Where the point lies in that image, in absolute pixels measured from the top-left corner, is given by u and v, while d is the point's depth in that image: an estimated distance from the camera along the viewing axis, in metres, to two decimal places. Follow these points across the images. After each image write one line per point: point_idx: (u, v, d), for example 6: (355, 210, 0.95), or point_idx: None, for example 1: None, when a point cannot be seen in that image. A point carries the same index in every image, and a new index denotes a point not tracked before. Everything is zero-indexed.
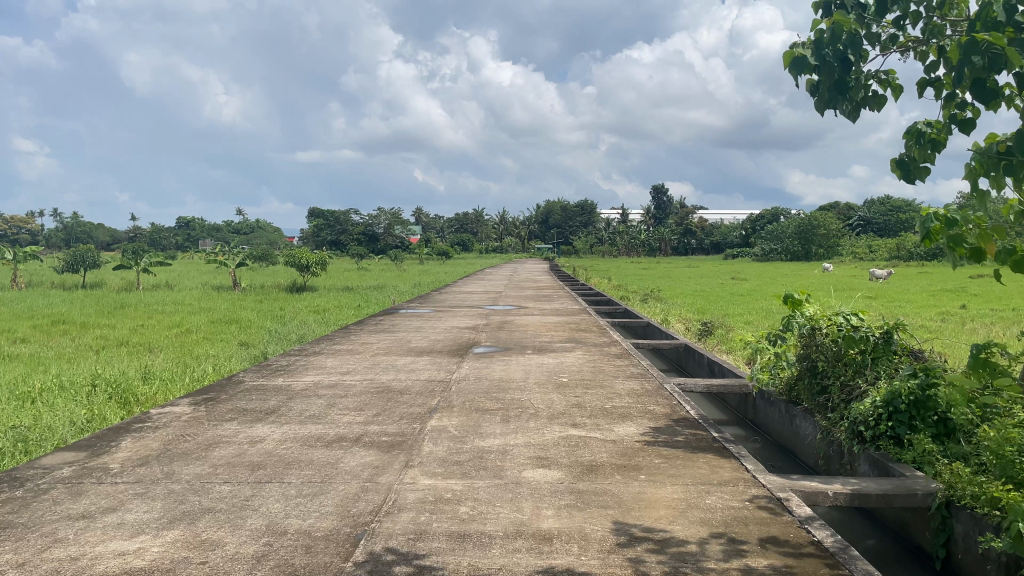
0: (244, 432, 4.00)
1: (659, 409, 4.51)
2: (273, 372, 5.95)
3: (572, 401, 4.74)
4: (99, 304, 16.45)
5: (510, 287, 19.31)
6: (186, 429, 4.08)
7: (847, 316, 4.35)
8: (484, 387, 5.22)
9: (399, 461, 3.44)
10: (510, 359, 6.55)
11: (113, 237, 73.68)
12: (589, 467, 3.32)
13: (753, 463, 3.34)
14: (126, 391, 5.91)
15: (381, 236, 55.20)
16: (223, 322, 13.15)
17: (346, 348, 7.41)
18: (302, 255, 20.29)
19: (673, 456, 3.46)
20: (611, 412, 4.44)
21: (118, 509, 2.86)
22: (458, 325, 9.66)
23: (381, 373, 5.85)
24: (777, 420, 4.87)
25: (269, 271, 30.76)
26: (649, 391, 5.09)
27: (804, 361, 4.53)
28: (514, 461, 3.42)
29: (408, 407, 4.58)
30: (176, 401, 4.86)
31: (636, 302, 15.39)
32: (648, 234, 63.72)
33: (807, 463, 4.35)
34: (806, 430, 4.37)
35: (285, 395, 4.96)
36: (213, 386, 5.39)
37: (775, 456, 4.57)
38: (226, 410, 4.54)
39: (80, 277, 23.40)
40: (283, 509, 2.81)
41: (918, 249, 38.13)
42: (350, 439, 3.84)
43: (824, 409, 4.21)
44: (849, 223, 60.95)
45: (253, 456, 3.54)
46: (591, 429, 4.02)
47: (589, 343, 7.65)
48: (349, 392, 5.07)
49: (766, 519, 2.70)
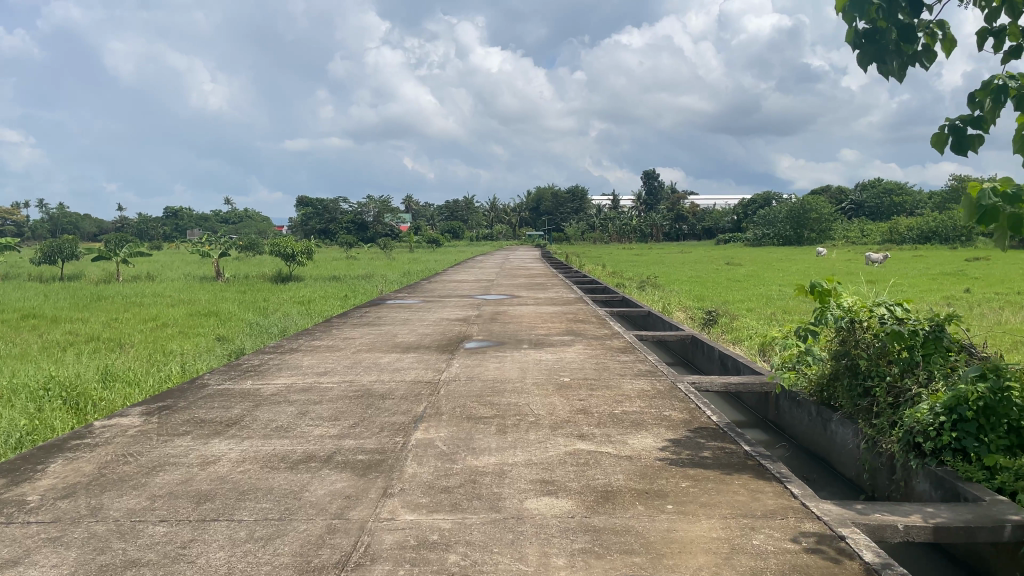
0: (197, 450, 3.42)
1: (676, 415, 3.95)
2: (243, 374, 5.36)
3: (576, 406, 4.18)
4: (74, 296, 15.76)
5: (502, 275, 18.64)
6: (130, 448, 3.50)
7: (889, 307, 3.77)
8: (476, 390, 4.65)
9: (375, 490, 2.86)
10: (504, 356, 5.97)
11: (99, 227, 72.64)
12: (605, 495, 2.75)
13: (800, 487, 2.80)
14: (82, 394, 5.35)
15: (370, 224, 54.38)
16: (202, 315, 12.52)
17: (326, 344, 6.81)
18: (287, 244, 19.61)
19: (704, 478, 2.92)
20: (622, 419, 3.88)
21: (20, 563, 2.28)
22: (448, 317, 9.07)
23: (363, 373, 5.27)
24: (805, 423, 4.34)
25: (256, 260, 30.10)
26: (662, 393, 4.53)
27: (839, 360, 3.96)
28: (514, 486, 2.86)
29: (390, 416, 4.00)
30: (126, 410, 4.27)
31: (632, 289, 14.82)
32: (640, 219, 63.24)
33: (848, 475, 3.81)
34: (844, 438, 3.83)
35: (251, 403, 4.38)
36: (173, 392, 4.81)
37: (806, 467, 4.05)
38: (180, 422, 3.95)
39: (58, 268, 22.58)
40: (226, 561, 2.24)
41: (911, 234, 37.79)
42: (319, 459, 3.26)
43: (867, 415, 3.67)
44: (840, 206, 60.80)
45: (203, 483, 2.97)
46: (602, 442, 3.46)
47: (590, 336, 7.07)
48: (323, 397, 4.48)
49: (833, 568, 2.16)
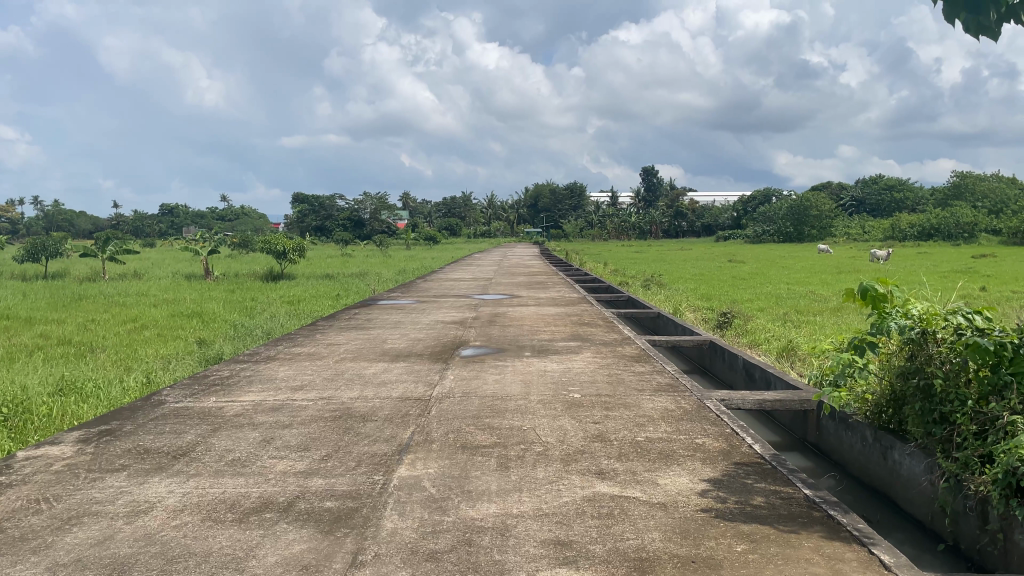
0: (129, 495, 2.78)
1: (712, 444, 3.31)
2: (208, 388, 4.70)
3: (590, 431, 3.54)
4: (54, 295, 15.05)
5: (502, 273, 17.94)
6: (46, 490, 2.85)
7: (968, 315, 3.10)
8: (474, 410, 4.00)
9: (341, 556, 2.22)
10: (505, 365, 5.33)
11: (94, 224, 71.88)
12: (640, 566, 2.11)
13: (890, 553, 2.17)
14: (26, 411, 4.69)
15: (367, 221, 53.77)
16: (185, 316, 11.83)
17: (307, 352, 6.17)
18: (279, 241, 18.91)
19: (765, 539, 2.28)
20: (649, 450, 3.24)
21: None
22: (442, 320, 8.41)
23: (343, 387, 4.64)
24: (859, 450, 3.71)
25: (249, 256, 29.41)
26: (689, 413, 3.88)
27: (906, 379, 3.30)
28: (520, 551, 2.22)
29: (371, 445, 3.36)
30: (59, 437, 3.61)
31: (637, 288, 14.21)
32: (639, 216, 62.62)
33: (920, 518, 3.20)
34: (915, 472, 3.21)
35: (208, 427, 3.73)
36: (122, 411, 4.16)
37: (865, 507, 3.44)
38: (118, 454, 3.29)
39: (42, 265, 21.80)
40: None
41: (912, 230, 37.22)
42: (277, 507, 2.62)
43: (944, 446, 3.03)
44: (841, 201, 60.31)
45: (125, 545, 2.32)
46: (628, 483, 2.81)
47: (598, 342, 6.43)
48: (294, 419, 3.84)
49: None
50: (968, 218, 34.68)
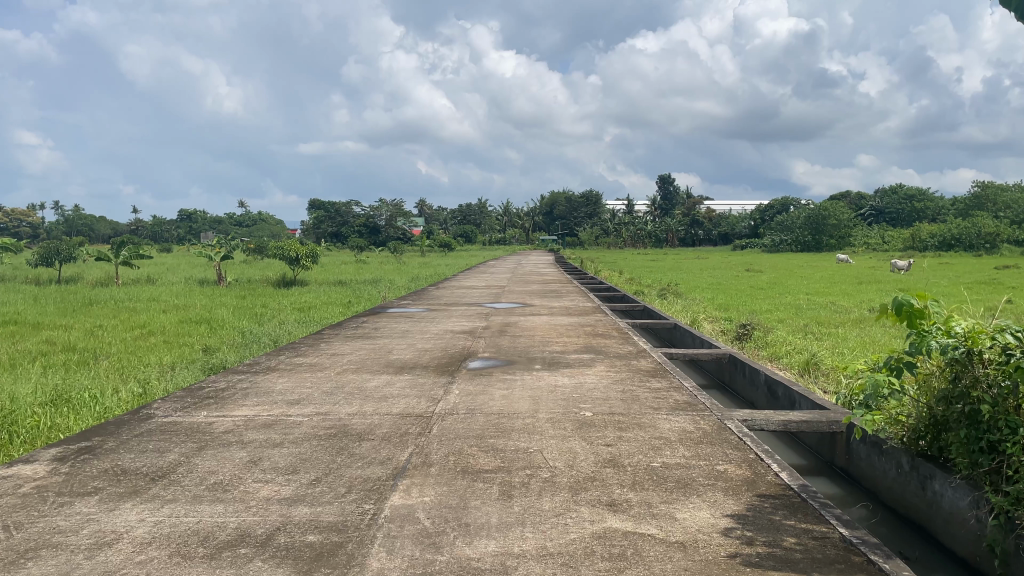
0: (96, 523, 2.54)
1: (737, 473, 3.03)
2: (201, 401, 4.47)
3: (603, 455, 3.27)
4: (64, 300, 14.94)
5: (515, 281, 17.64)
6: (9, 516, 2.62)
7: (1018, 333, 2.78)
8: (477, 429, 3.74)
9: None
10: (514, 379, 5.07)
11: (113, 228, 72.35)
12: None
13: None
14: (12, 422, 4.48)
15: (381, 228, 53.63)
16: (193, 323, 11.65)
17: (308, 362, 5.93)
18: (291, 247, 18.75)
19: None
20: (666, 478, 2.96)
21: None
22: (452, 329, 8.16)
23: (342, 402, 4.39)
24: (895, 478, 3.43)
25: (264, 262, 29.31)
26: (710, 436, 3.60)
27: (949, 404, 2.98)
28: None
29: (365, 468, 3.11)
30: (35, 455, 3.38)
31: (653, 297, 13.89)
32: (655, 225, 62.15)
33: (964, 556, 2.92)
34: (960, 506, 2.92)
35: (193, 444, 3.49)
36: (105, 426, 3.93)
37: (904, 543, 3.16)
38: (93, 475, 3.06)
39: (55, 270, 21.73)
40: None
41: (933, 240, 36.53)
42: (254, 540, 2.37)
43: (993, 479, 2.72)
44: (860, 211, 59.56)
45: None
46: (642, 517, 2.55)
47: (612, 355, 6.15)
48: (286, 437, 3.60)
49: None
50: (990, 228, 34.04)
